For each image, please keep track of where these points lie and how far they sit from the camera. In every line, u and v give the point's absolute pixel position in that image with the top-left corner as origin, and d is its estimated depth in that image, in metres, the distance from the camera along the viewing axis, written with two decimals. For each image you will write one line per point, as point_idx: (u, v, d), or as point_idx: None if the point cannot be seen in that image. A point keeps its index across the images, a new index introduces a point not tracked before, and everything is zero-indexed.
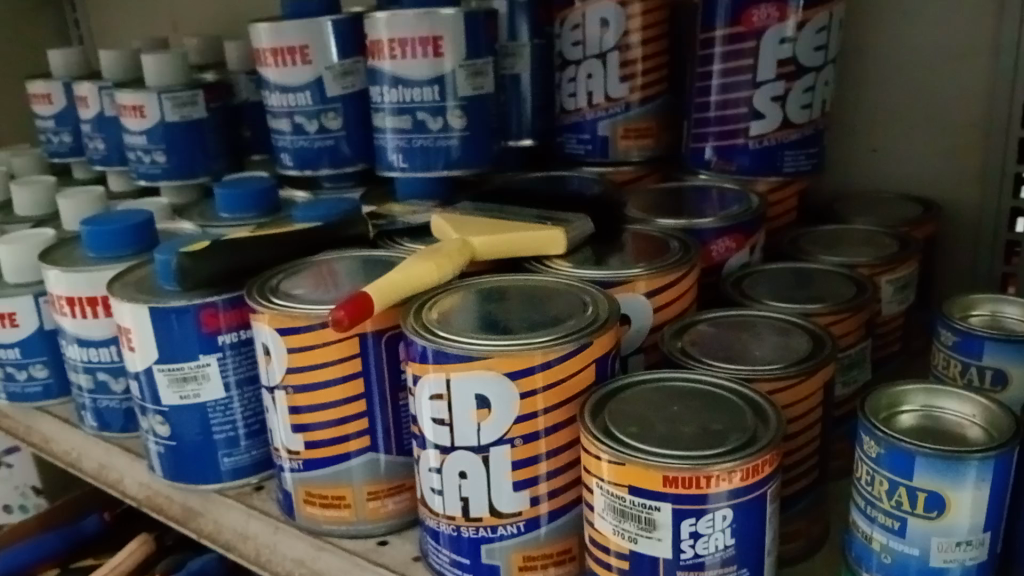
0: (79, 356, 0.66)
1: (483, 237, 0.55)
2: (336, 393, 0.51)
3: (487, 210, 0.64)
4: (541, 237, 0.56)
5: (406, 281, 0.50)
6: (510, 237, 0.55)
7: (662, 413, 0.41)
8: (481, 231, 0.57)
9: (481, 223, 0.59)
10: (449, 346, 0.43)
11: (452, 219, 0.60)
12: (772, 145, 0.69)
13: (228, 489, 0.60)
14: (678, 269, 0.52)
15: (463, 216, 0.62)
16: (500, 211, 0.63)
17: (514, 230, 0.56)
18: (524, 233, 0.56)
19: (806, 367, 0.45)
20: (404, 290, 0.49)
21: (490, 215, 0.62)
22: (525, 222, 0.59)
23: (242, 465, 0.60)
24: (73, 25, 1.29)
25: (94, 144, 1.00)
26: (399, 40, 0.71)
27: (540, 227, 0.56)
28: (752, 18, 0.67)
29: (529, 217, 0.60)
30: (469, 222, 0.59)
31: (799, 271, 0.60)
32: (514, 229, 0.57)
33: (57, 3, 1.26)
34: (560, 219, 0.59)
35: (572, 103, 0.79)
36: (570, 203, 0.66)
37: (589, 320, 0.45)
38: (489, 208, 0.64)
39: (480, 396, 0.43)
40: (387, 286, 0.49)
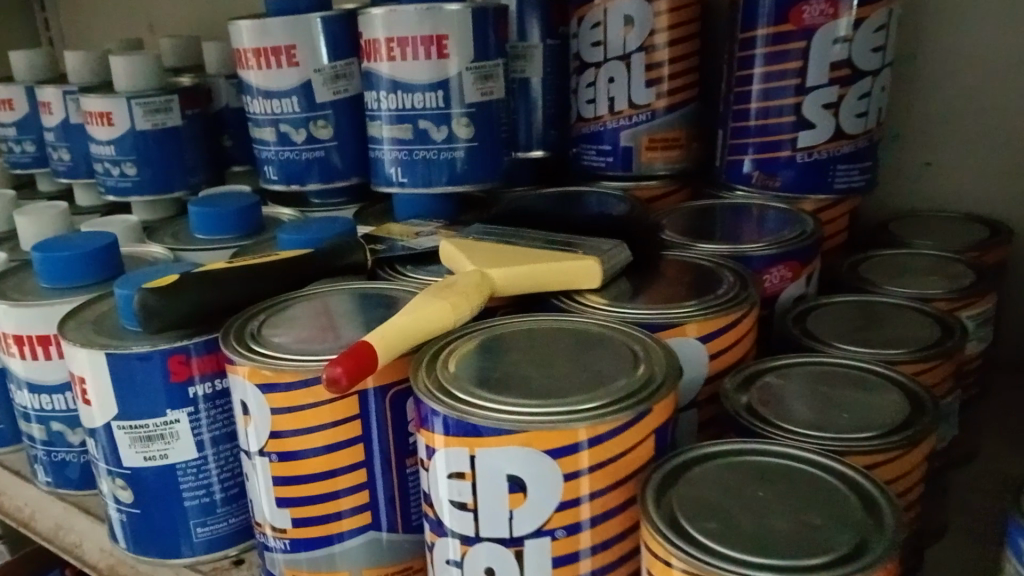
0: (31, 403, 0.57)
1: (505, 268, 0.47)
2: (332, 462, 0.42)
3: (501, 233, 0.55)
4: (572, 268, 0.47)
5: (415, 328, 0.41)
6: (536, 267, 0.47)
7: (744, 500, 0.34)
8: (501, 260, 0.49)
9: (499, 251, 0.50)
10: (471, 415, 0.35)
11: (466, 246, 0.52)
12: (822, 159, 0.61)
13: (201, 565, 0.51)
14: (737, 308, 0.44)
15: (476, 242, 0.53)
16: (515, 235, 0.55)
17: (540, 259, 0.48)
18: (552, 263, 0.47)
19: (906, 438, 0.38)
20: (412, 340, 0.41)
21: (506, 240, 0.53)
22: (550, 250, 0.50)
23: (219, 536, 0.51)
24: (43, 26, 1.20)
25: (59, 155, 0.91)
26: (398, 39, 0.62)
27: (571, 256, 0.48)
28: (802, 15, 0.58)
29: (553, 244, 0.52)
30: (485, 250, 0.51)
31: (866, 306, 0.52)
32: (540, 258, 0.48)
33: (24, 3, 1.17)
34: (591, 247, 0.50)
35: (590, 110, 0.71)
36: (596, 225, 0.58)
37: (642, 380, 0.37)
38: (503, 231, 0.56)
39: (513, 477, 0.35)
40: (393, 334, 0.40)
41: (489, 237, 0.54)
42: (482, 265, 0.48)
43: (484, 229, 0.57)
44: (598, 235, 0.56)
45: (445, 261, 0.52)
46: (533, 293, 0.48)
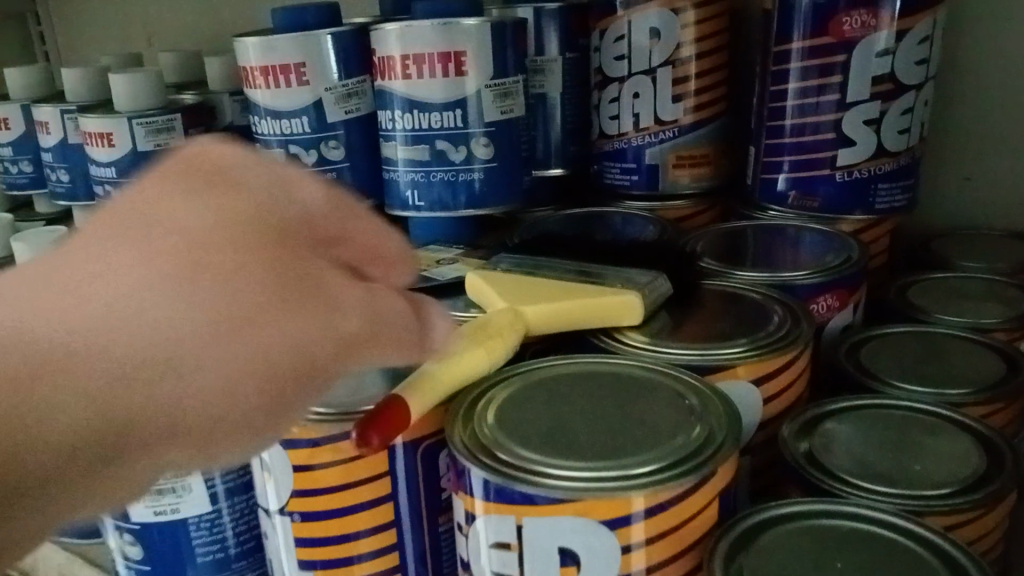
0: None
1: (538, 304, 0.44)
2: (360, 522, 0.40)
3: (530, 262, 0.52)
4: (609, 303, 0.44)
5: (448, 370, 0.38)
6: (570, 301, 0.44)
7: (819, 573, 0.31)
8: (533, 295, 0.46)
9: (529, 283, 0.47)
10: (516, 482, 0.32)
11: (494, 278, 0.49)
12: (863, 177, 0.58)
13: None
14: (790, 347, 0.41)
15: (504, 273, 0.50)
16: (546, 264, 0.51)
17: (574, 294, 0.45)
18: (587, 298, 0.44)
19: (991, 493, 0.35)
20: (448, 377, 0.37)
21: (536, 270, 0.50)
22: (585, 283, 0.47)
23: None
24: (40, 41, 1.16)
25: (57, 176, 0.88)
26: (413, 56, 0.59)
27: (607, 289, 0.45)
28: (842, 27, 0.55)
29: (586, 276, 0.49)
30: (514, 282, 0.48)
31: (923, 337, 0.48)
32: (574, 292, 0.45)
33: (19, 17, 1.14)
34: (628, 281, 0.47)
35: (614, 126, 0.67)
36: (627, 252, 0.55)
37: (700, 440, 0.34)
38: (530, 259, 0.52)
39: (566, 549, 0.32)
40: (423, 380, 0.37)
41: (517, 266, 0.51)
42: (512, 300, 0.45)
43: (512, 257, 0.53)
44: (633, 262, 0.53)
45: (471, 294, 0.49)
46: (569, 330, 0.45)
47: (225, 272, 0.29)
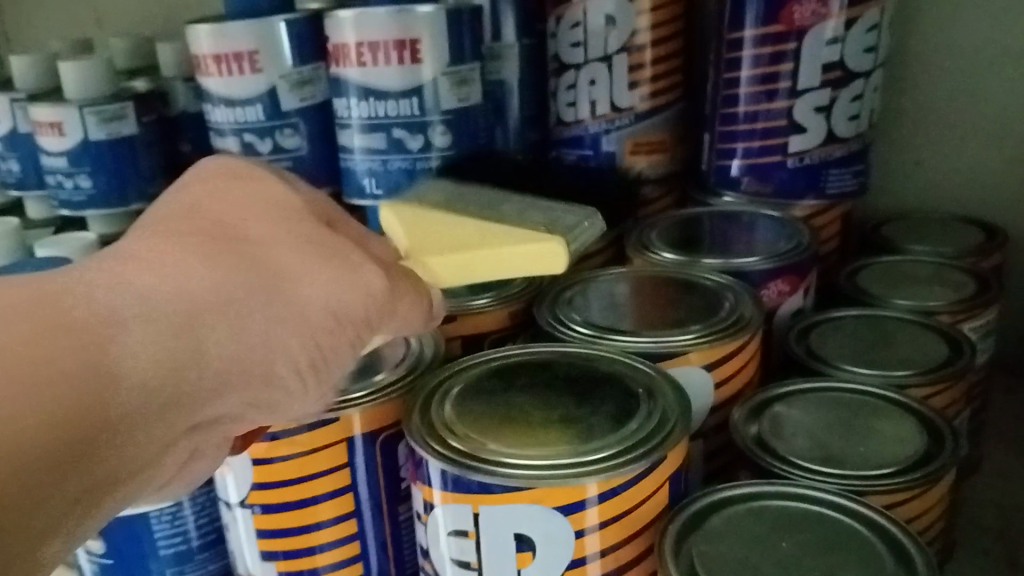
0: None
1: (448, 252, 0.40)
2: (323, 513, 0.40)
3: (451, 189, 0.47)
4: (535, 250, 0.39)
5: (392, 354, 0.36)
6: (487, 247, 0.40)
7: (766, 553, 0.32)
8: (444, 234, 0.41)
9: (440, 212, 0.43)
10: (473, 472, 0.33)
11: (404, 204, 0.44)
12: (815, 163, 0.59)
13: None
14: (741, 334, 0.42)
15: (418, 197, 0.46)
16: (468, 192, 0.47)
17: (491, 237, 0.40)
18: (508, 245, 0.40)
19: (929, 472, 0.36)
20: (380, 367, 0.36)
21: (453, 194, 0.46)
22: (504, 215, 0.42)
23: None
24: None
25: (8, 165, 0.87)
26: (369, 43, 0.59)
27: (529, 231, 0.40)
28: (792, 15, 0.56)
29: (508, 206, 0.44)
30: (425, 211, 0.43)
31: (870, 322, 0.50)
32: (491, 230, 0.41)
33: None
34: (554, 216, 0.43)
35: (571, 113, 0.67)
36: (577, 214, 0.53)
37: (652, 425, 0.35)
38: (451, 188, 0.48)
39: (521, 536, 0.33)
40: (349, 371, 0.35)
41: (433, 191, 0.47)
42: (420, 242, 0.41)
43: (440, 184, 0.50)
44: None
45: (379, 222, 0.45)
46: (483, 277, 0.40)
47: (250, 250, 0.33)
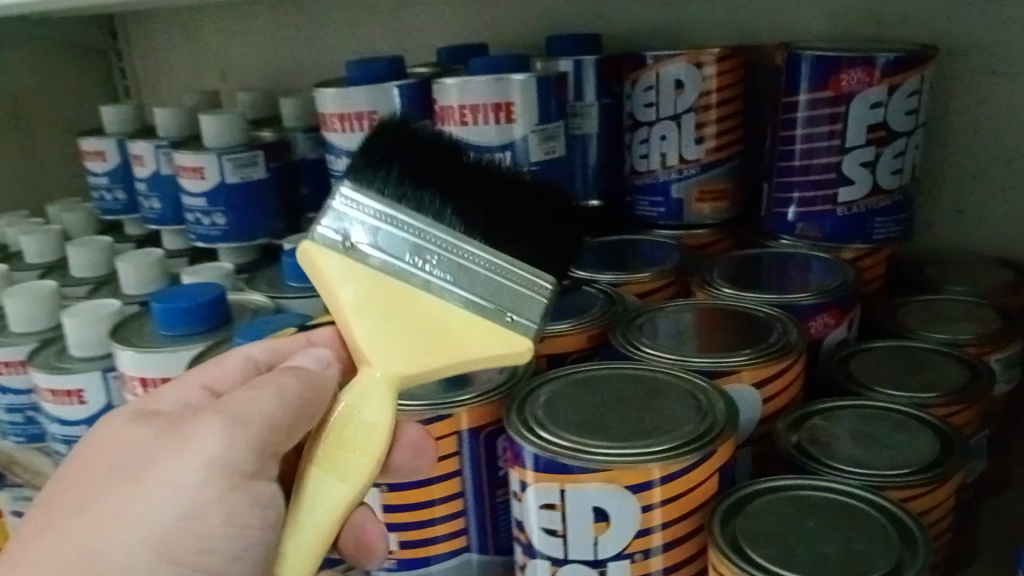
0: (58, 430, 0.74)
1: (416, 363, 0.45)
2: (435, 491, 0.50)
3: (401, 246, 0.46)
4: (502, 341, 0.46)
5: (326, 512, 0.45)
6: (449, 351, 0.45)
7: (798, 529, 0.40)
8: (404, 337, 0.45)
9: (394, 308, 0.45)
10: (564, 456, 0.41)
11: (348, 282, 0.45)
12: (862, 212, 0.67)
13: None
14: (785, 358, 0.50)
15: (360, 268, 0.45)
16: (423, 250, 0.46)
17: (454, 339, 0.45)
18: (474, 345, 0.45)
19: (939, 472, 0.44)
20: (320, 521, 0.45)
21: (404, 262, 0.46)
22: (464, 302, 0.46)
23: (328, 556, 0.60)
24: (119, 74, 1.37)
25: (150, 204, 0.99)
26: (470, 106, 0.68)
27: (490, 322, 0.46)
28: (841, 82, 0.64)
29: (463, 278, 0.46)
30: (376, 295, 0.45)
31: (903, 352, 0.57)
32: (453, 328, 0.45)
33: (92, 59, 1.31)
34: (510, 294, 0.47)
35: (643, 164, 0.76)
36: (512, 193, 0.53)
37: (706, 426, 0.43)
38: (399, 235, 0.46)
39: (598, 508, 0.41)
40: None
41: (381, 256, 0.46)
42: (380, 346, 0.45)
43: (391, 216, 0.46)
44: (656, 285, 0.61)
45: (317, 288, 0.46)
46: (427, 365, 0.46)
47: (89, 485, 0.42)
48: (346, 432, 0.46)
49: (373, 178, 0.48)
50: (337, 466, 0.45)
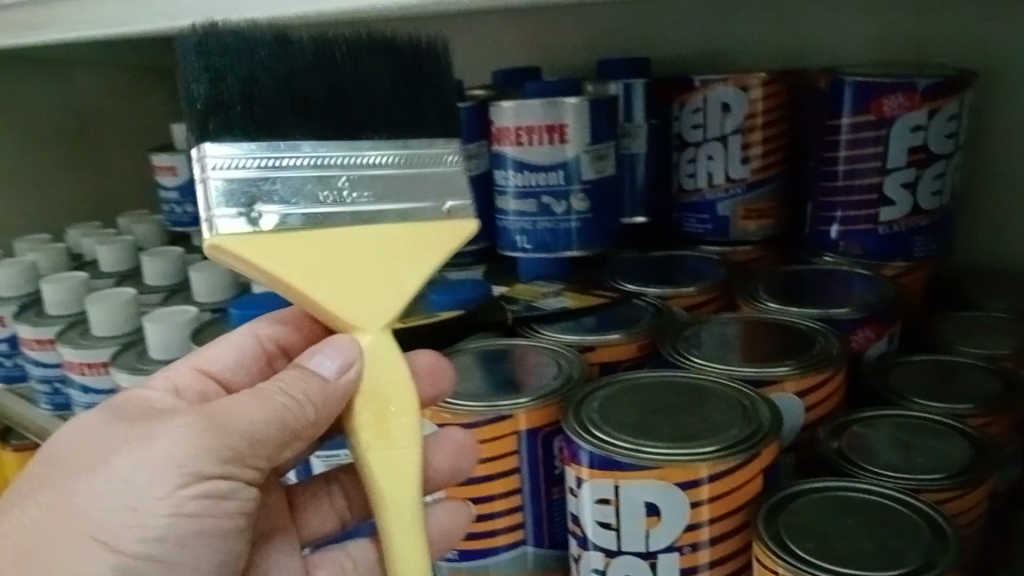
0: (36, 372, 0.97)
1: (383, 299, 0.46)
2: (497, 487, 0.54)
3: (307, 187, 0.45)
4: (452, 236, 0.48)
5: (399, 488, 0.46)
6: (405, 269, 0.47)
7: (837, 526, 0.44)
8: (355, 276, 0.46)
9: (340, 250, 0.45)
10: (619, 454, 0.45)
11: (280, 249, 0.44)
12: (902, 231, 0.69)
13: None
14: (826, 369, 0.53)
15: (287, 234, 0.44)
16: (336, 179, 0.45)
17: (397, 256, 0.46)
18: (429, 253, 0.47)
19: (972, 476, 0.46)
20: (399, 497, 0.46)
21: (322, 203, 0.45)
22: (396, 211, 0.47)
23: None
24: (185, 93, 1.41)
25: None
26: (525, 127, 0.71)
27: (428, 219, 0.47)
28: (882, 107, 0.66)
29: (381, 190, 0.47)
30: (316, 254, 0.45)
31: (941, 364, 0.59)
32: (400, 244, 0.46)
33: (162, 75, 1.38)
34: (432, 177, 0.48)
35: (691, 183, 0.79)
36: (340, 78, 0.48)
37: (751, 429, 0.47)
38: (305, 179, 0.45)
39: (650, 504, 0.45)
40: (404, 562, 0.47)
41: (297, 210, 0.44)
42: (343, 296, 0.46)
43: (276, 162, 0.44)
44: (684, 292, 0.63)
45: (250, 277, 0.43)
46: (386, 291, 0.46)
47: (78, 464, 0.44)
48: (371, 403, 0.47)
49: (229, 117, 0.45)
50: (380, 441, 0.46)
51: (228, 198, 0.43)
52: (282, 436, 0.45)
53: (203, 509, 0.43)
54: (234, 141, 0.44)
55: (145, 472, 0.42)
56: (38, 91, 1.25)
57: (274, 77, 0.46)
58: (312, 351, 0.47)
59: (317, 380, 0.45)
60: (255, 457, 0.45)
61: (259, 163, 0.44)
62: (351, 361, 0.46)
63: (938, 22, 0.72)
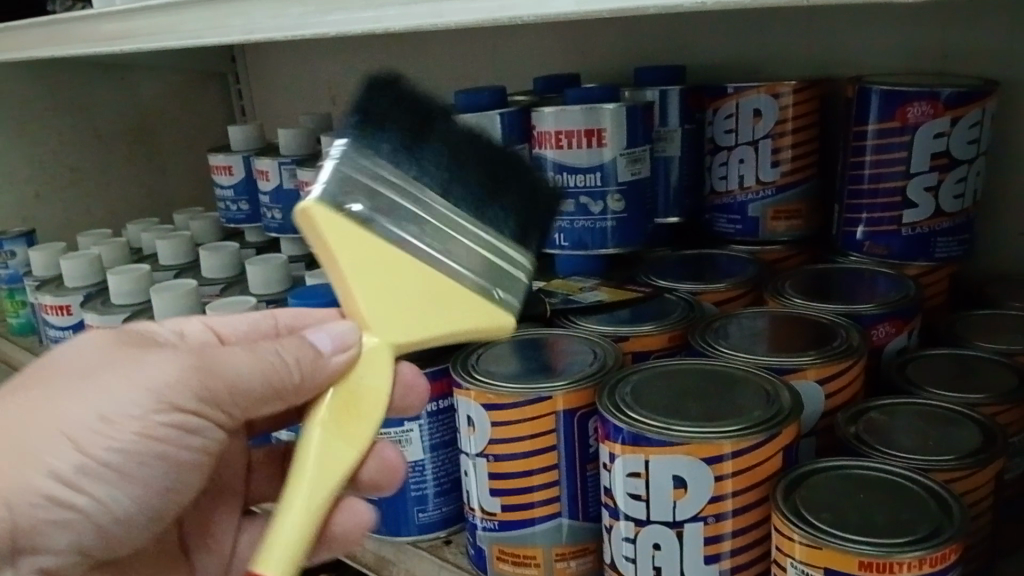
0: None
1: (406, 333, 0.52)
2: (536, 462, 0.58)
3: (396, 212, 0.51)
4: (497, 319, 0.53)
5: (329, 470, 0.49)
6: (443, 323, 0.52)
7: (851, 500, 0.48)
8: (395, 308, 0.51)
9: (392, 277, 0.51)
10: (649, 432, 0.49)
11: (345, 241, 0.49)
12: (925, 232, 0.72)
13: (421, 542, 0.72)
14: (847, 359, 0.56)
15: (368, 233, 0.50)
16: (425, 219, 0.52)
17: (440, 315, 0.52)
18: (466, 320, 0.52)
19: (979, 459, 0.50)
20: (324, 477, 0.48)
21: (403, 230, 0.51)
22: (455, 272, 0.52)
23: (434, 520, 0.72)
24: (237, 95, 1.48)
25: (272, 214, 1.08)
26: (565, 132, 0.75)
27: (482, 299, 0.53)
28: (906, 114, 0.70)
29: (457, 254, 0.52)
30: (379, 264, 0.50)
31: (958, 358, 0.63)
32: (448, 302, 0.52)
33: (221, 77, 1.46)
34: (499, 271, 0.54)
35: (723, 185, 0.82)
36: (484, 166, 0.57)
37: (773, 412, 0.51)
38: (402, 205, 0.51)
39: (677, 477, 0.49)
40: (288, 534, 0.47)
41: (376, 220, 0.50)
42: (377, 307, 0.51)
43: (390, 181, 0.51)
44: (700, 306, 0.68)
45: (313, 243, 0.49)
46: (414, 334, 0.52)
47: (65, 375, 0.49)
48: (349, 400, 0.51)
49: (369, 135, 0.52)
50: (345, 436, 0.50)
51: (336, 181, 0.49)
52: (264, 394, 0.50)
53: (172, 437, 0.49)
54: (367, 149, 0.52)
55: (125, 390, 0.48)
56: (103, 95, 1.32)
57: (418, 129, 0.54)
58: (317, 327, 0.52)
59: (315, 353, 0.50)
60: (232, 406, 0.50)
61: (377, 172, 0.51)
62: (349, 345, 0.51)
63: (964, 33, 0.75)
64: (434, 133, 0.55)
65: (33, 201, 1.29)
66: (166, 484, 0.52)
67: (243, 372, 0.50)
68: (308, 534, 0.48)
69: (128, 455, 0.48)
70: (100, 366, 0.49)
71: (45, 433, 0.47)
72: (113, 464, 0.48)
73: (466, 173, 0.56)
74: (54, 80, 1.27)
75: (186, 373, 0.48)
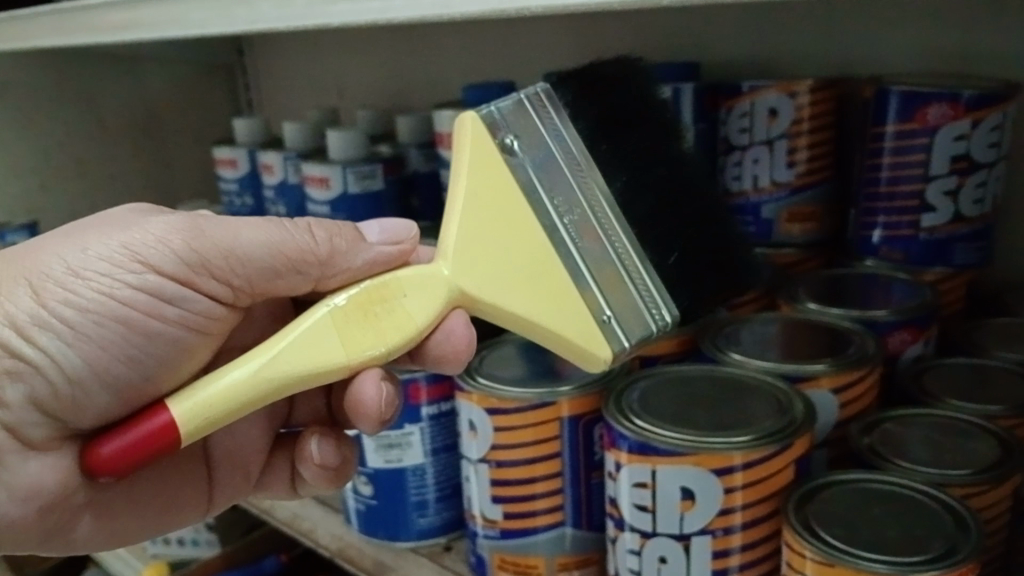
0: None
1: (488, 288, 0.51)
2: (540, 469, 0.57)
3: (554, 181, 0.56)
4: (589, 331, 0.52)
5: (307, 352, 0.46)
6: (537, 300, 0.52)
7: (864, 515, 0.46)
8: (494, 263, 0.52)
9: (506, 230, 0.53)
10: (657, 440, 0.47)
11: (489, 179, 0.54)
12: (943, 238, 0.70)
13: (421, 548, 0.70)
14: (862, 368, 0.54)
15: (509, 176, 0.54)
16: (572, 199, 0.56)
17: (543, 293, 0.52)
18: (549, 309, 0.52)
19: (997, 474, 0.48)
20: (294, 355, 0.46)
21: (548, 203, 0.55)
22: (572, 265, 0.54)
23: (434, 526, 0.70)
24: (244, 90, 1.47)
25: (276, 209, 1.06)
26: None
27: (591, 312, 0.53)
28: (926, 116, 0.68)
29: (586, 251, 0.55)
30: (497, 204, 0.53)
31: (976, 369, 0.61)
32: (539, 282, 0.52)
33: (229, 73, 1.46)
34: (624, 292, 0.55)
35: (736, 185, 0.80)
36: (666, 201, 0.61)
37: (786, 422, 0.49)
38: (559, 173, 0.56)
39: (684, 488, 0.47)
40: (228, 384, 0.46)
41: (530, 176, 0.55)
42: (474, 255, 0.52)
43: (567, 152, 0.57)
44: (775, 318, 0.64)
45: (461, 164, 0.54)
46: (496, 291, 0.51)
47: (71, 231, 0.53)
48: (377, 304, 0.49)
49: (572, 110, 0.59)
50: (346, 334, 0.47)
51: (509, 117, 0.56)
52: (272, 263, 0.53)
53: (142, 301, 0.52)
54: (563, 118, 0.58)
55: (102, 244, 0.51)
56: (110, 86, 1.31)
57: (608, 130, 0.60)
58: (373, 220, 0.56)
59: (355, 232, 0.54)
60: (230, 273, 0.53)
61: (563, 138, 0.57)
62: (399, 241, 0.54)
63: (986, 34, 0.73)
64: (629, 157, 0.61)
65: (39, 193, 1.28)
66: (128, 352, 0.52)
67: (244, 240, 0.52)
68: (243, 401, 0.46)
69: (85, 311, 0.51)
70: (108, 223, 0.53)
71: (11, 280, 0.51)
72: (71, 322, 0.51)
73: (647, 212, 0.60)
74: (61, 71, 1.26)
75: (167, 234, 0.51)
